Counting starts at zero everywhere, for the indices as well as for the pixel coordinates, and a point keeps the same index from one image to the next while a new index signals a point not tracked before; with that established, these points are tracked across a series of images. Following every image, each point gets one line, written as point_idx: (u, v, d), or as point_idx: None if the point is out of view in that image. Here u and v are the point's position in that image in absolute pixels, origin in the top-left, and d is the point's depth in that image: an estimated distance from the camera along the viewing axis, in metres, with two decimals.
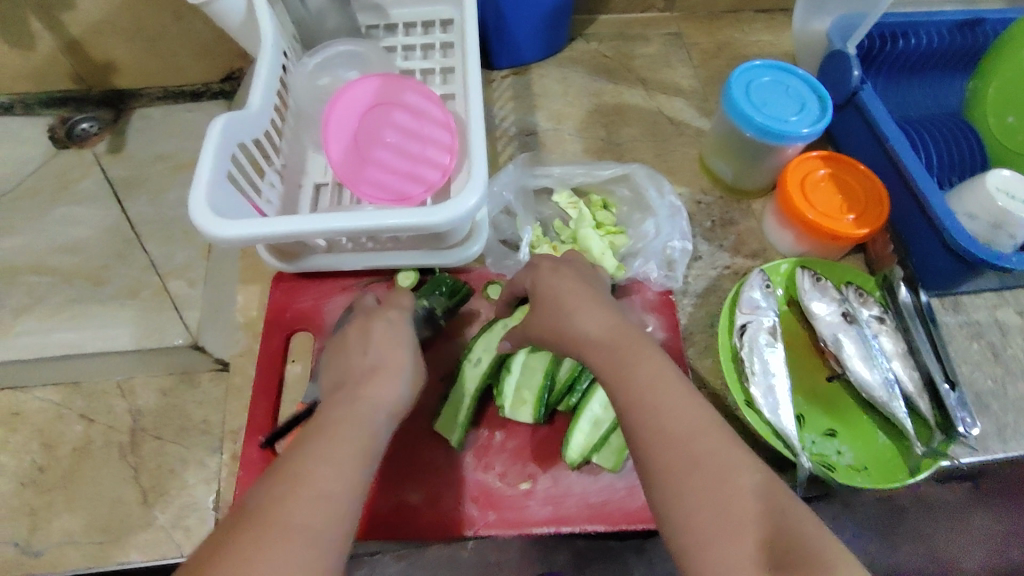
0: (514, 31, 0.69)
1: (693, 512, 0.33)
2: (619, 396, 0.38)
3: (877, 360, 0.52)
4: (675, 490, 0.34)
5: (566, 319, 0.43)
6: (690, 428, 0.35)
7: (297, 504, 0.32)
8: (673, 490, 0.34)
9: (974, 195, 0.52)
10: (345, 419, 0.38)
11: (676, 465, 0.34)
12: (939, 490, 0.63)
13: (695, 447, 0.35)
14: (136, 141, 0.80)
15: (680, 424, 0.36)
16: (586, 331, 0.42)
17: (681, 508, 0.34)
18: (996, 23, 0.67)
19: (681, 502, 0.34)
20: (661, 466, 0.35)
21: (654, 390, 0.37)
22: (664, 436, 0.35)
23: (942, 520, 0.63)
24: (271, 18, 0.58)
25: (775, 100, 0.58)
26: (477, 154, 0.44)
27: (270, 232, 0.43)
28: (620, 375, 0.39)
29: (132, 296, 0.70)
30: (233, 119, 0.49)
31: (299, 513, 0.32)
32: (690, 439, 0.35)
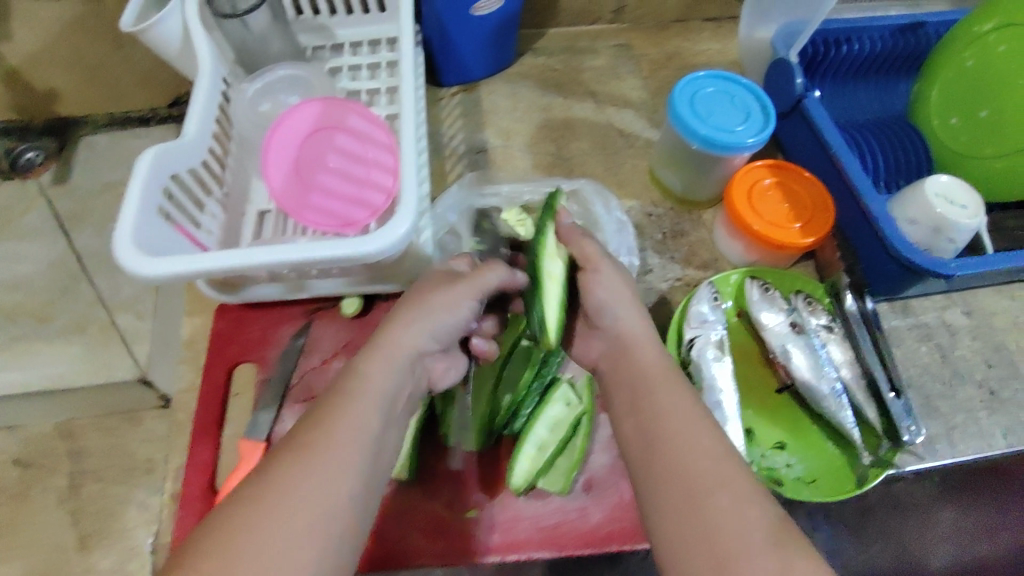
0: (459, 48, 0.68)
1: (674, 535, 0.33)
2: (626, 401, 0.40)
3: (825, 371, 0.53)
4: (660, 506, 0.35)
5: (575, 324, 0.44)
6: (698, 462, 0.35)
7: (292, 487, 0.32)
8: (658, 508, 0.35)
9: (914, 202, 0.53)
10: (356, 402, 0.37)
11: (668, 486, 0.35)
12: (909, 490, 0.65)
13: (694, 476, 0.35)
14: (81, 172, 0.80)
15: (678, 454, 0.36)
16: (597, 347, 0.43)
17: (662, 527, 0.34)
18: (937, 25, 0.67)
19: (662, 521, 0.34)
20: (657, 479, 0.36)
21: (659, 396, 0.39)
22: (669, 460, 0.36)
23: (905, 514, 0.68)
24: (208, 43, 0.56)
25: (721, 109, 0.57)
26: (409, 182, 0.44)
27: (201, 268, 0.43)
28: (637, 393, 0.40)
29: (79, 331, 0.69)
30: (166, 148, 0.48)
31: (289, 493, 0.31)
32: (692, 469, 0.35)
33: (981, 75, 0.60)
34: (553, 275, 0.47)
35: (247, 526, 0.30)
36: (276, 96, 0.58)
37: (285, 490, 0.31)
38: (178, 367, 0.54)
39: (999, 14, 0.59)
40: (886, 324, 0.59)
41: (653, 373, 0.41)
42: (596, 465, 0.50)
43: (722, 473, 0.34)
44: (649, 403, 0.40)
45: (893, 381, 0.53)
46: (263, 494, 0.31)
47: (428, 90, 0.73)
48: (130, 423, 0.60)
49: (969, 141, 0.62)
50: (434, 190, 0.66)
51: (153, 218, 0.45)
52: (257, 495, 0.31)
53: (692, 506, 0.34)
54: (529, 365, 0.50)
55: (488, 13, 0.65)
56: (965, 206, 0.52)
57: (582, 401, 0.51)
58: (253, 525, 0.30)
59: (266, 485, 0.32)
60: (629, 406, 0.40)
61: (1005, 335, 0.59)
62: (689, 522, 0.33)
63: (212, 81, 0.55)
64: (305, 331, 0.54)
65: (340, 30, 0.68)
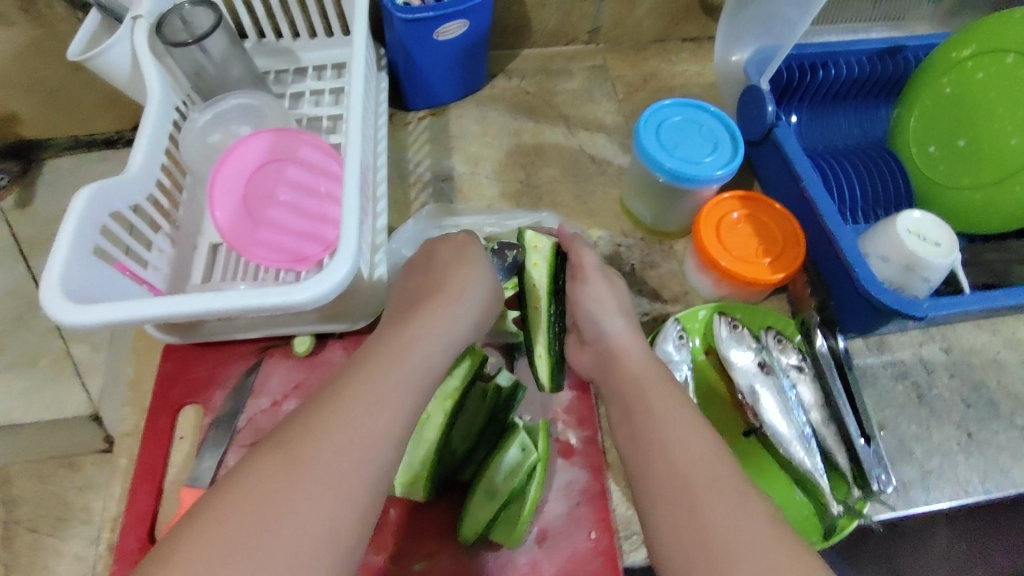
0: (425, 73, 0.66)
1: (671, 534, 0.35)
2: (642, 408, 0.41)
3: (794, 414, 0.51)
4: (656, 508, 0.36)
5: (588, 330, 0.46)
6: (696, 467, 0.36)
7: (325, 465, 0.32)
8: (654, 510, 0.36)
9: (886, 239, 0.52)
10: (387, 369, 0.37)
11: (665, 490, 0.36)
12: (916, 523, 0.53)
13: (689, 481, 0.36)
14: (43, 196, 0.77)
15: (675, 467, 0.37)
16: None
17: (659, 529, 0.35)
18: (915, 49, 0.65)
19: (659, 518, 0.36)
20: (654, 479, 0.37)
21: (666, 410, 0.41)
22: (667, 466, 0.37)
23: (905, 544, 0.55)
24: (156, 70, 0.54)
25: (688, 140, 0.55)
26: (350, 224, 0.43)
27: (132, 315, 0.41)
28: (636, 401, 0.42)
29: (30, 364, 0.66)
30: (108, 183, 0.47)
31: (324, 473, 0.32)
32: (691, 476, 0.36)
33: (959, 104, 0.58)
34: (537, 260, 0.53)
35: (281, 505, 0.30)
36: (228, 127, 0.57)
37: (321, 469, 0.32)
38: (123, 409, 0.53)
39: (977, 41, 0.57)
40: (860, 360, 0.57)
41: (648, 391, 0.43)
42: (550, 515, 0.49)
43: (721, 482, 0.35)
44: (646, 413, 0.41)
45: (863, 427, 0.51)
46: (293, 472, 0.31)
47: (395, 114, 0.70)
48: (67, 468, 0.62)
49: (947, 171, 0.60)
50: (397, 219, 0.64)
51: (88, 259, 0.44)
52: (288, 469, 0.31)
53: (691, 510, 0.35)
54: (482, 409, 0.50)
55: (453, 37, 0.62)
56: (939, 243, 0.50)
57: (539, 447, 0.49)
58: (286, 505, 0.30)
59: (300, 461, 0.32)
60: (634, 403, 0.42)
61: (984, 372, 0.57)
62: (684, 528, 0.34)
63: (160, 111, 0.53)
64: (253, 371, 0.52)
65: (305, 54, 0.67)
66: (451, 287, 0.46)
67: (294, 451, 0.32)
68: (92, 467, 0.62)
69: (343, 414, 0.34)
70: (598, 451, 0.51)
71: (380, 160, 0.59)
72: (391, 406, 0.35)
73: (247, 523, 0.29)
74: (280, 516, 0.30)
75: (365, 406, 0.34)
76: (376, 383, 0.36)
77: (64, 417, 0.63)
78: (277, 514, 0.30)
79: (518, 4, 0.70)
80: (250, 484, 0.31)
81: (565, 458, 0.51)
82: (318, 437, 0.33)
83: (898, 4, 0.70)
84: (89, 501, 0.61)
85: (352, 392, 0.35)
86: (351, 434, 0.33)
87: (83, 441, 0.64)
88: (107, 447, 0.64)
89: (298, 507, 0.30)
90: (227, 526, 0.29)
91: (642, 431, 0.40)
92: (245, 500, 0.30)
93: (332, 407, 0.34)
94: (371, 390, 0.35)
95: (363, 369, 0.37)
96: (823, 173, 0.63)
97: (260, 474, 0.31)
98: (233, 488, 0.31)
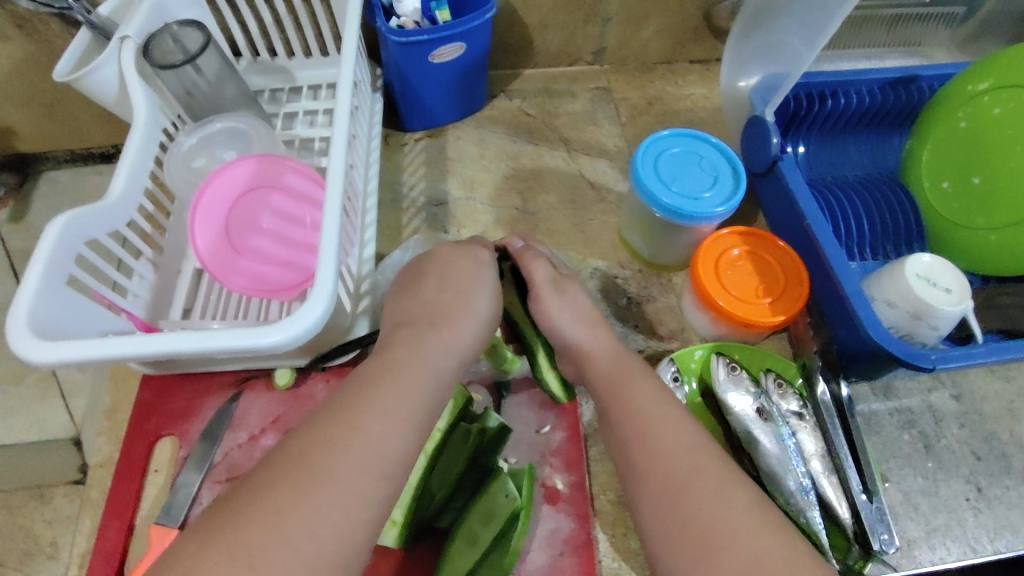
0: (422, 94, 0.64)
1: (660, 524, 0.34)
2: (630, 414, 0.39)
3: (793, 464, 0.49)
4: (646, 503, 0.36)
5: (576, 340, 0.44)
6: (687, 463, 0.35)
7: (344, 474, 0.31)
8: (643, 504, 0.36)
9: (894, 282, 0.50)
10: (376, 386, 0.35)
11: (651, 483, 0.36)
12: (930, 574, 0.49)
13: (672, 475, 0.35)
14: (39, 209, 0.77)
15: (658, 460, 0.36)
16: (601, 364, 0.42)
17: (649, 523, 0.35)
18: (930, 78, 0.62)
19: (656, 513, 0.35)
20: (650, 481, 0.36)
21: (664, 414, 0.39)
22: (649, 458, 0.37)
23: None
24: (144, 91, 0.52)
25: (687, 173, 0.54)
26: (326, 261, 0.42)
27: (100, 353, 0.40)
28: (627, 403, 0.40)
29: (15, 382, 0.65)
30: (86, 210, 0.45)
31: (344, 479, 0.31)
32: (689, 473, 0.35)
33: (975, 139, 0.56)
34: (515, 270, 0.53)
35: (296, 510, 0.29)
36: (213, 151, 0.56)
37: (341, 474, 0.31)
38: (97, 438, 0.53)
39: (995, 75, 0.55)
40: (864, 406, 0.55)
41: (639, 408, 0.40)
42: (532, 564, 0.47)
43: (701, 474, 0.35)
44: (626, 408, 0.40)
45: (865, 481, 0.49)
46: (313, 476, 0.30)
47: (392, 134, 0.69)
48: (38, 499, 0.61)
49: (960, 209, 0.57)
50: (388, 245, 0.62)
51: (60, 290, 0.42)
52: (305, 474, 0.30)
53: (678, 502, 0.34)
54: (463, 451, 0.48)
55: (449, 60, 0.60)
56: (949, 289, 0.48)
57: (522, 493, 0.47)
58: (303, 508, 0.29)
59: (318, 466, 0.31)
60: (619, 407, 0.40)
61: (996, 423, 0.55)
62: (672, 521, 0.34)
63: (146, 133, 0.52)
64: (231, 404, 0.51)
65: (300, 73, 0.65)
66: (456, 278, 0.46)
67: (316, 457, 0.31)
68: (63, 499, 0.60)
69: (362, 424, 0.33)
70: (585, 498, 0.49)
71: (369, 186, 0.58)
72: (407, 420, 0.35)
73: (265, 527, 0.28)
74: (297, 523, 0.29)
75: (381, 417, 0.34)
76: (391, 395, 0.35)
77: (44, 439, 0.63)
78: (295, 519, 0.29)
79: (520, 24, 0.67)
80: (270, 488, 0.30)
81: (551, 504, 0.49)
82: (338, 443, 0.32)
83: (914, 30, 0.68)
84: (56, 535, 0.59)
85: (371, 402, 0.34)
86: (370, 443, 0.33)
87: (58, 469, 0.62)
88: (81, 478, 0.62)
89: (314, 510, 0.29)
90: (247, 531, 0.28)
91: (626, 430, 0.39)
92: (263, 504, 0.29)
93: (349, 415, 0.33)
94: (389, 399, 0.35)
95: (379, 379, 0.36)
96: (830, 207, 0.60)
97: (279, 477, 0.30)
98: (247, 492, 0.30)
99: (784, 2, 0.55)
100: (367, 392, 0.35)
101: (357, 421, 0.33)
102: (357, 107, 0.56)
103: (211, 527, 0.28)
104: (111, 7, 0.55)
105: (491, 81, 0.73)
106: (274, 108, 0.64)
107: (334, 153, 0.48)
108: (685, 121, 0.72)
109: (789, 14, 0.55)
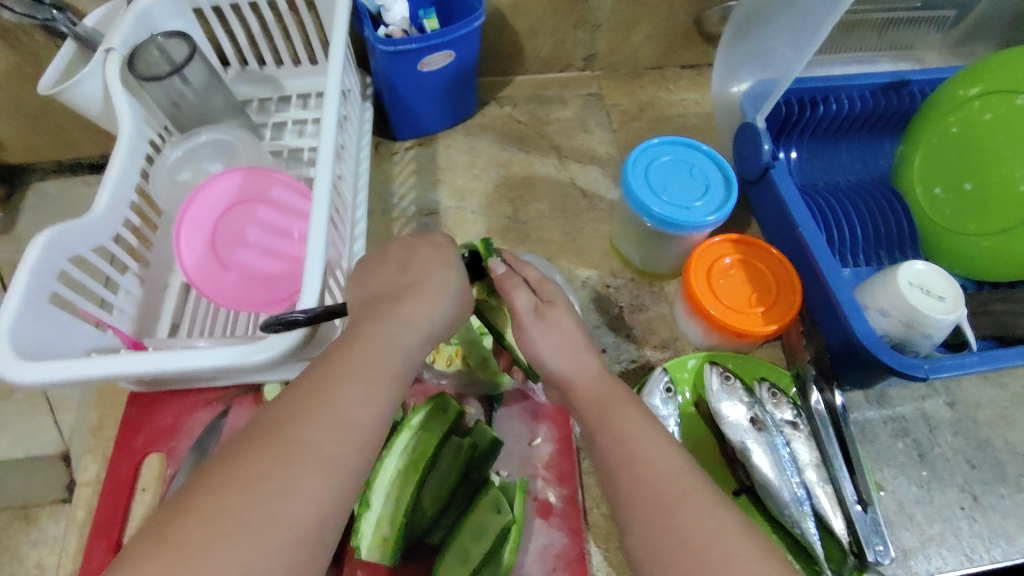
0: (410, 102, 0.63)
1: (650, 551, 0.32)
2: (618, 417, 0.38)
3: (788, 474, 0.48)
4: (633, 530, 0.33)
5: (563, 341, 0.42)
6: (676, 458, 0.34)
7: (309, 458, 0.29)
8: (630, 528, 0.34)
9: (887, 292, 0.49)
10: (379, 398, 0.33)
11: (646, 481, 0.34)
12: None
13: (661, 495, 0.33)
14: (26, 220, 0.76)
15: (646, 482, 0.34)
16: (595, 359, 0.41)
17: (646, 527, 0.33)
18: (921, 83, 0.62)
19: (642, 511, 0.34)
20: (636, 479, 0.35)
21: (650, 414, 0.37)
22: (633, 483, 0.34)
23: None
24: (130, 103, 0.51)
25: (677, 182, 0.53)
26: (312, 279, 0.42)
27: (81, 373, 0.39)
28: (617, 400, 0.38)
29: (5, 396, 0.65)
30: (70, 225, 0.45)
31: (307, 465, 0.29)
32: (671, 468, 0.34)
33: (967, 145, 0.55)
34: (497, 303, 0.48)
35: (245, 498, 0.27)
36: (199, 164, 0.56)
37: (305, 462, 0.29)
38: (85, 456, 0.53)
39: (986, 80, 0.54)
40: (858, 415, 0.54)
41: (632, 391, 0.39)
42: None
43: (689, 494, 0.33)
44: (606, 434, 0.37)
45: (859, 491, 0.49)
46: (269, 464, 0.28)
47: (381, 143, 0.68)
48: (24, 519, 0.59)
49: (953, 214, 0.57)
50: None
51: (43, 307, 0.42)
52: (264, 460, 0.28)
53: (672, 501, 0.33)
54: (455, 467, 0.47)
55: (437, 68, 0.60)
56: (942, 296, 0.48)
57: (513, 509, 0.46)
58: (251, 498, 0.27)
59: (279, 454, 0.29)
60: (607, 410, 0.39)
61: (990, 430, 0.54)
62: (665, 544, 0.32)
63: (130, 147, 0.51)
64: (218, 419, 0.51)
65: (289, 82, 0.64)
66: None
67: (277, 443, 0.29)
68: (49, 520, 0.59)
69: (325, 405, 0.31)
70: (578, 512, 0.49)
71: (359, 197, 0.57)
72: (380, 399, 0.32)
73: (204, 523, 0.26)
74: (247, 513, 0.27)
75: (347, 397, 0.31)
76: (355, 376, 0.32)
77: (32, 455, 0.62)
78: (252, 508, 0.27)
79: (510, 31, 0.67)
80: (228, 478, 0.28)
81: (542, 518, 0.49)
82: (305, 423, 0.30)
83: (906, 34, 0.67)
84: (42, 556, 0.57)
85: (344, 385, 0.32)
86: (334, 429, 0.30)
87: (43, 488, 0.61)
88: (67, 496, 0.60)
89: (268, 499, 0.27)
90: (187, 527, 0.26)
91: (604, 454, 0.37)
92: (210, 496, 0.27)
93: (327, 413, 0.31)
94: (353, 379, 0.32)
95: (342, 359, 0.33)
96: (820, 213, 0.60)
97: (234, 465, 0.28)
98: (201, 482, 0.28)
99: (775, 8, 0.55)
100: (332, 374, 0.32)
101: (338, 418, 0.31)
102: (345, 116, 0.56)
103: (152, 531, 0.26)
104: (96, 18, 0.54)
105: (481, 89, 0.72)
106: (263, 118, 0.63)
107: (320, 166, 0.47)
108: (676, 127, 0.71)
109: (779, 21, 0.55)
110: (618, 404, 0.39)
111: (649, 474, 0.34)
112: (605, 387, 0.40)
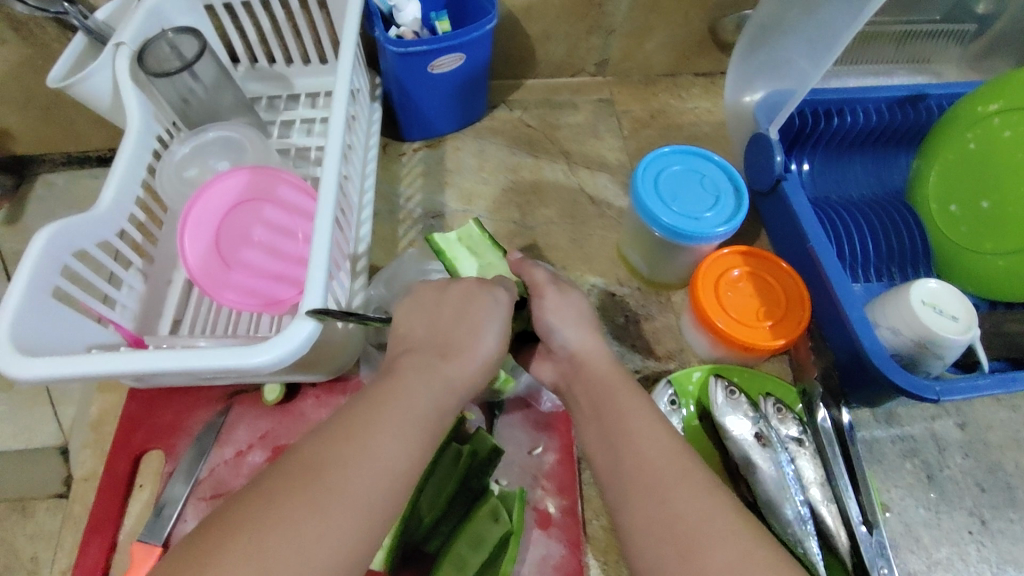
0: (420, 104, 0.63)
1: (643, 522, 0.32)
2: (610, 422, 0.37)
3: (791, 492, 0.48)
4: (628, 508, 0.33)
5: (562, 342, 0.42)
6: (665, 464, 0.33)
7: (350, 489, 0.29)
8: (625, 508, 0.33)
9: (898, 309, 0.49)
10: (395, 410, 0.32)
11: (635, 490, 0.33)
12: None
13: (656, 484, 0.33)
14: (34, 212, 0.76)
15: (644, 456, 0.34)
16: (595, 368, 0.40)
17: (633, 531, 0.32)
18: (939, 98, 0.61)
19: (632, 522, 0.32)
20: (628, 489, 0.34)
21: (643, 417, 0.36)
22: (629, 469, 0.34)
23: None
24: (138, 98, 0.51)
25: (687, 192, 0.52)
26: (315, 281, 0.41)
27: (78, 373, 0.39)
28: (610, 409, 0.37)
29: (7, 387, 0.65)
30: (74, 220, 0.44)
31: (341, 494, 0.29)
32: (662, 473, 0.33)
33: (984, 160, 0.54)
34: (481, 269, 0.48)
35: (281, 522, 0.27)
36: (206, 161, 0.55)
37: (346, 487, 0.29)
38: (83, 451, 0.53)
39: (1006, 95, 0.53)
40: (866, 433, 0.53)
41: (623, 391, 0.38)
42: None
43: (686, 482, 0.32)
44: (610, 418, 0.37)
45: (864, 511, 0.47)
46: (313, 492, 0.28)
47: (390, 144, 0.68)
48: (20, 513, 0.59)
49: (968, 232, 0.56)
50: (383, 257, 0.61)
51: (44, 303, 0.41)
52: (304, 486, 0.28)
53: (663, 509, 0.32)
54: (453, 474, 0.46)
55: (449, 70, 0.59)
56: (955, 316, 0.47)
57: (513, 517, 0.46)
58: (285, 524, 0.27)
59: (320, 486, 0.28)
60: (597, 419, 0.38)
61: (1002, 453, 0.53)
62: (656, 520, 0.31)
63: (135, 144, 0.50)
64: (219, 418, 0.51)
65: (299, 80, 0.64)
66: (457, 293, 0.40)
67: (317, 465, 0.29)
68: (45, 514, 0.58)
69: (367, 434, 0.31)
70: (577, 524, 0.48)
71: (365, 198, 0.56)
72: (420, 435, 0.33)
73: (243, 553, 0.26)
74: (284, 539, 0.26)
75: (383, 430, 0.31)
76: (396, 416, 0.32)
77: (33, 447, 0.62)
78: (298, 543, 0.27)
79: (523, 35, 0.66)
80: (265, 507, 0.27)
81: (542, 529, 0.48)
82: (352, 462, 0.30)
83: (923, 47, 0.66)
84: (36, 550, 0.57)
85: (380, 421, 0.32)
86: (372, 455, 0.30)
87: (42, 481, 0.60)
88: (64, 492, 0.60)
89: (305, 522, 0.27)
90: (226, 557, 0.25)
91: (606, 433, 0.37)
92: (250, 522, 0.27)
93: (357, 428, 0.31)
94: (395, 415, 0.32)
95: (373, 395, 0.33)
96: (831, 227, 0.59)
97: (274, 489, 0.28)
98: (238, 505, 0.28)
99: (793, 18, 0.54)
100: (368, 408, 0.32)
101: (360, 430, 0.31)
102: (355, 116, 0.55)
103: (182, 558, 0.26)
104: (107, 12, 0.54)
105: (492, 92, 0.72)
106: (272, 116, 0.63)
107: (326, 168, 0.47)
108: (688, 135, 0.70)
109: (796, 31, 0.54)
110: (630, 392, 0.38)
111: (637, 479, 0.33)
112: (596, 388, 0.39)
